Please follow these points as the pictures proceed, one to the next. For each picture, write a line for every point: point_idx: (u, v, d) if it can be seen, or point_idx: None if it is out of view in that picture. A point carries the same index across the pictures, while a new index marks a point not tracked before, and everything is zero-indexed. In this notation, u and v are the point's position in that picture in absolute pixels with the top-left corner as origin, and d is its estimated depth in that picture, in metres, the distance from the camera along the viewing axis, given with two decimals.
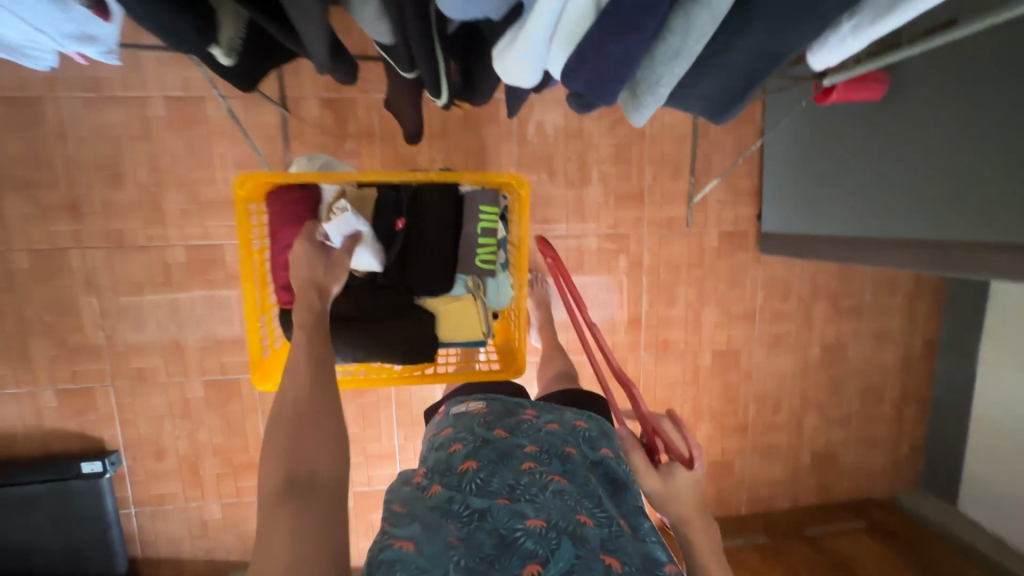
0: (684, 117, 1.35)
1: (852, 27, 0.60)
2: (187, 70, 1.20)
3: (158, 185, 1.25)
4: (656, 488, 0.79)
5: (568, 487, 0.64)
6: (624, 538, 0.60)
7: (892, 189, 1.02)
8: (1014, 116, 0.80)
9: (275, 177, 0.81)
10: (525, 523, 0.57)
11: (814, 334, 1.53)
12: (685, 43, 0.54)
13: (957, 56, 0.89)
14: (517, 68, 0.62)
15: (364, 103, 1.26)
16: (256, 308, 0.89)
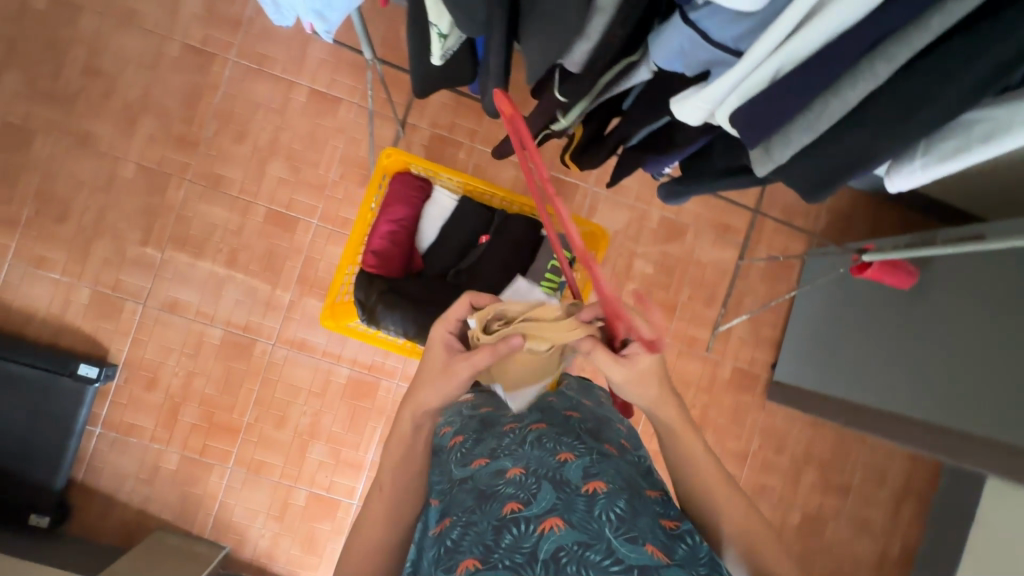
0: (730, 255, 1.50)
1: (936, 154, 0.59)
2: (338, 75, 1.41)
3: (271, 152, 1.41)
4: (625, 377, 0.70)
5: (546, 432, 0.71)
6: (607, 463, 0.66)
7: (888, 357, 1.16)
8: (1008, 332, 0.96)
9: (413, 160, 1.00)
10: (505, 476, 0.64)
11: (797, 498, 1.53)
12: (835, 115, 0.53)
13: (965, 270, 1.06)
14: (689, 108, 0.63)
15: (467, 149, 1.44)
16: (348, 257, 1.00)
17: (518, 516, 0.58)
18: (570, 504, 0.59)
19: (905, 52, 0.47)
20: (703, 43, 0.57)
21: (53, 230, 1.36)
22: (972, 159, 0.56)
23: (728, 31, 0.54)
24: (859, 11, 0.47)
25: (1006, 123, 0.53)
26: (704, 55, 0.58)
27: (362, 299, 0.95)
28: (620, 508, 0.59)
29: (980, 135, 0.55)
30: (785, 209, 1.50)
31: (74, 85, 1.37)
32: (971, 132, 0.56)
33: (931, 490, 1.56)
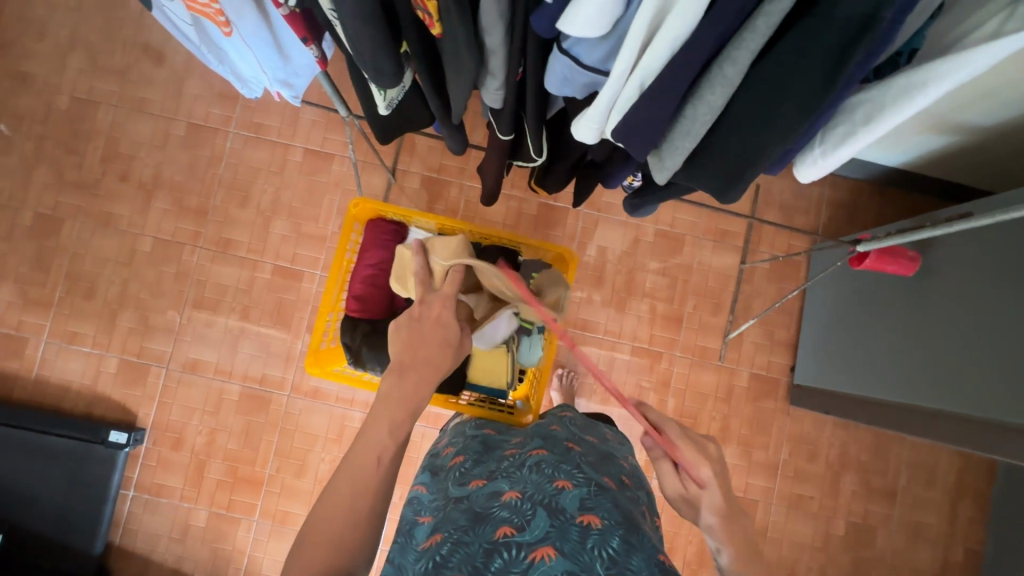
0: (732, 260, 1.48)
1: (831, 140, 0.63)
2: (330, 134, 1.50)
3: (274, 212, 1.49)
4: (676, 490, 0.74)
5: (547, 459, 0.70)
6: (604, 495, 0.64)
7: (915, 345, 1.09)
8: None
9: (382, 206, 1.04)
10: (500, 499, 0.63)
11: (839, 506, 1.45)
12: (705, 120, 0.57)
13: (980, 244, 1.01)
14: (582, 129, 0.67)
15: (457, 186, 1.49)
16: (329, 305, 1.03)
17: (509, 541, 0.57)
18: (563, 533, 0.57)
19: (745, 54, 0.50)
20: (579, 68, 0.58)
21: (82, 306, 1.46)
22: (860, 141, 0.60)
23: (595, 55, 0.57)
24: (689, 23, 0.48)
25: (878, 105, 0.57)
26: (583, 79, 0.60)
27: (348, 343, 0.98)
28: (613, 546, 0.56)
29: (861, 118, 0.59)
30: (782, 208, 1.47)
31: (96, 172, 1.49)
32: (853, 115, 0.60)
33: (988, 487, 1.44)
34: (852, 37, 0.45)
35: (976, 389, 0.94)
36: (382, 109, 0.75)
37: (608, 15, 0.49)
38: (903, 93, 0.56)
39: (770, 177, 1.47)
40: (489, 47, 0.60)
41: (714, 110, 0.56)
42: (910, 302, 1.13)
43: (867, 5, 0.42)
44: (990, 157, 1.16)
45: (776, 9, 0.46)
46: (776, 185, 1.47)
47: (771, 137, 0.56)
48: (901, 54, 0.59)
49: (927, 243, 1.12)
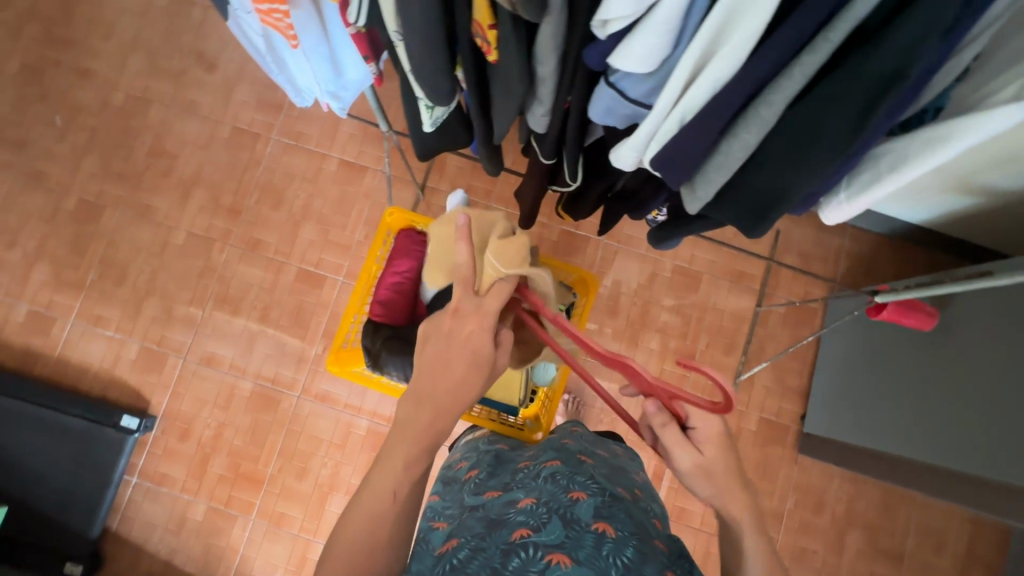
0: (748, 302, 1.49)
1: (858, 185, 0.66)
2: (365, 148, 1.56)
3: (304, 217, 1.54)
4: (690, 466, 0.66)
5: (561, 470, 0.70)
6: (618, 506, 0.64)
7: (932, 399, 1.08)
8: None
9: (414, 217, 1.08)
10: (516, 506, 0.64)
11: (843, 564, 1.41)
12: (738, 155, 0.60)
13: (1001, 303, 1.01)
14: (622, 155, 0.70)
15: (483, 207, 1.53)
16: (355, 305, 1.07)
17: (527, 541, 0.57)
18: (579, 540, 0.57)
19: (781, 98, 0.53)
20: (623, 100, 0.62)
21: (111, 292, 1.51)
22: (884, 188, 0.63)
23: (639, 90, 0.60)
24: (733, 65, 0.52)
25: (903, 155, 0.60)
26: (627, 110, 0.64)
27: (369, 346, 1.00)
28: (628, 554, 0.57)
29: (886, 166, 0.62)
30: (801, 254, 1.49)
31: (140, 165, 1.57)
32: (880, 163, 0.63)
33: (1002, 560, 1.39)
34: (883, 89, 0.48)
35: (990, 445, 0.93)
36: (427, 127, 0.81)
37: (656, 54, 0.53)
38: (928, 147, 0.58)
39: (791, 223, 1.49)
40: (539, 75, 0.64)
41: (748, 147, 0.59)
42: (929, 355, 1.12)
43: (895, 63, 0.46)
44: (1014, 222, 1.17)
45: (812, 61, 0.49)
46: (797, 232, 1.49)
47: (800, 175, 0.59)
48: (927, 111, 0.62)
49: (946, 299, 1.12)
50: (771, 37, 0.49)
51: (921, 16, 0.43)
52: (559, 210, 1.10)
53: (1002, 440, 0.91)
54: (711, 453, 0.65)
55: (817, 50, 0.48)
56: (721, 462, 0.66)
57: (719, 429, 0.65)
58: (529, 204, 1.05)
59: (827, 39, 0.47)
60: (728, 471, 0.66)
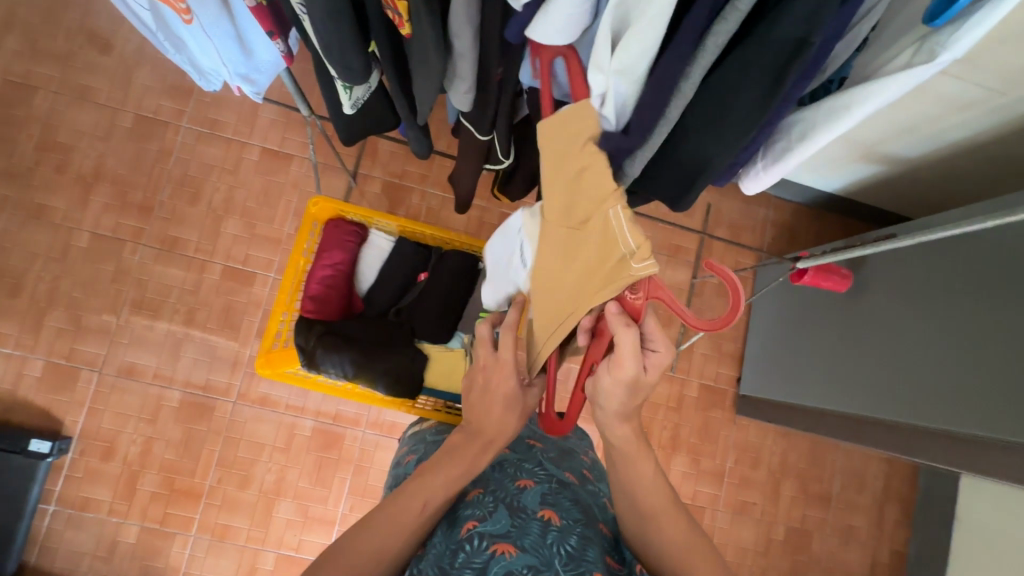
0: (684, 275, 1.54)
1: (772, 155, 0.69)
2: (289, 134, 1.47)
3: (227, 211, 1.44)
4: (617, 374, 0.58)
5: (509, 457, 0.70)
6: (564, 493, 0.65)
7: (857, 356, 1.14)
8: (958, 318, 0.95)
9: (341, 205, 1.01)
10: (463, 495, 0.63)
11: (779, 512, 1.52)
12: (661, 133, 0.60)
13: (911, 261, 1.08)
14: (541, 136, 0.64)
15: (420, 192, 1.48)
16: (283, 303, 1.00)
17: (472, 532, 0.58)
18: (524, 529, 0.58)
19: (699, 69, 0.54)
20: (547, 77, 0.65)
21: (5, 305, 1.35)
22: (795, 156, 0.66)
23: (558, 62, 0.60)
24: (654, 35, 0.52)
25: (811, 124, 0.63)
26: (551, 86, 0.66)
27: (301, 345, 0.95)
28: (571, 543, 0.57)
29: (795, 136, 0.65)
30: (731, 226, 1.56)
31: (28, 161, 1.40)
32: (790, 133, 0.66)
33: (912, 491, 1.56)
34: (787, 58, 0.50)
35: (912, 396, 0.99)
36: (345, 108, 0.77)
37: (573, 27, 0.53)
38: (832, 115, 0.61)
39: (721, 197, 1.56)
40: (456, 50, 0.62)
41: (670, 122, 0.59)
42: (852, 315, 1.19)
43: (799, 30, 0.48)
44: (915, 186, 1.27)
45: (723, 30, 0.50)
46: (726, 205, 1.55)
47: (718, 147, 0.60)
48: (831, 81, 0.66)
49: (859, 262, 1.21)
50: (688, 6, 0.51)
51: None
52: (495, 190, 1.09)
53: (919, 391, 0.98)
54: (652, 376, 0.58)
55: (728, 18, 0.50)
56: (642, 391, 0.59)
57: (667, 366, 0.58)
58: (463, 186, 1.02)
59: (735, 8, 0.49)
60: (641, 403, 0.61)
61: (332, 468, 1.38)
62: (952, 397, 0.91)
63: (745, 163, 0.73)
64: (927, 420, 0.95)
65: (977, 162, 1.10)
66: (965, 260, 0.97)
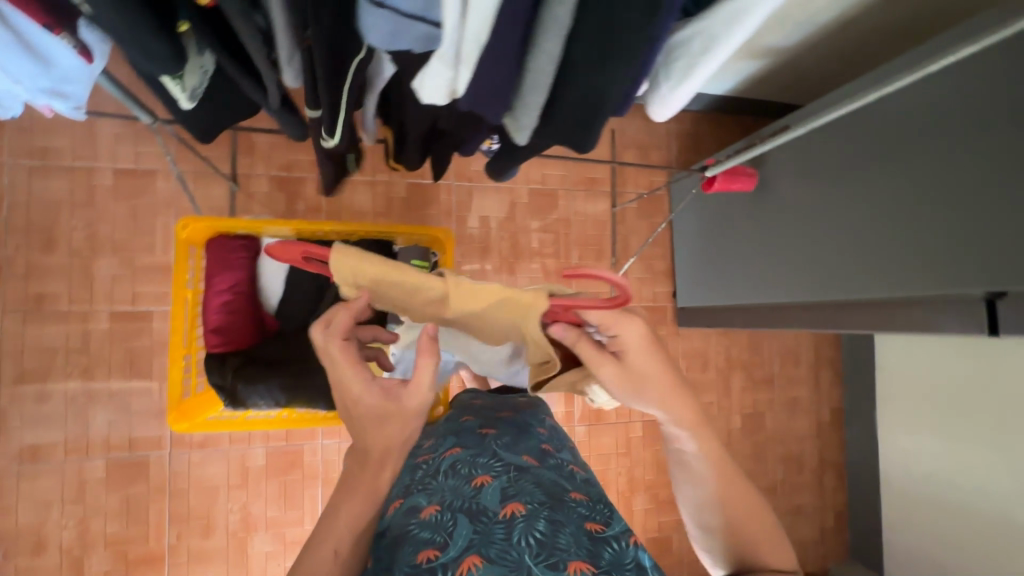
0: (604, 206, 1.54)
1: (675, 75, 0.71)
2: (142, 146, 1.27)
3: (95, 250, 1.25)
4: (614, 375, 0.65)
5: (461, 457, 0.67)
6: (525, 478, 0.62)
7: (781, 254, 1.19)
8: (861, 195, 1.00)
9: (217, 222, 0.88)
10: (419, 515, 0.58)
11: (733, 404, 1.63)
12: (549, 67, 0.57)
13: (805, 154, 1.13)
14: (428, 89, 0.57)
15: (314, 181, 1.35)
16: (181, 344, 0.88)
17: (435, 564, 0.52)
18: (488, 533, 0.54)
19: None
20: (399, 19, 0.51)
21: None
22: (700, 73, 0.68)
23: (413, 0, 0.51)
24: None
25: (708, 37, 0.64)
26: (415, 32, 0.53)
27: (219, 384, 0.86)
28: (539, 530, 0.54)
29: (697, 50, 0.66)
30: (638, 147, 1.56)
31: None
32: (690, 50, 0.67)
33: (837, 352, 1.73)
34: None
35: (839, 277, 1.05)
36: (184, 101, 0.66)
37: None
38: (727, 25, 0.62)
39: (623, 121, 1.54)
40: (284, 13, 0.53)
41: (554, 57, 0.57)
42: (765, 217, 1.24)
43: None
44: (800, 73, 1.32)
45: None
46: (628, 128, 1.55)
47: (606, 76, 0.57)
48: None
49: (761, 159, 1.25)
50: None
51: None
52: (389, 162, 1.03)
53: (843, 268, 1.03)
54: (637, 359, 0.65)
55: None
56: (649, 363, 0.66)
57: (639, 331, 0.64)
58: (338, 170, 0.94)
59: None
60: (666, 366, 0.67)
61: (300, 489, 1.32)
62: (879, 258, 0.97)
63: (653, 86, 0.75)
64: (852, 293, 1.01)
65: (848, 37, 1.15)
66: (856, 134, 1.01)
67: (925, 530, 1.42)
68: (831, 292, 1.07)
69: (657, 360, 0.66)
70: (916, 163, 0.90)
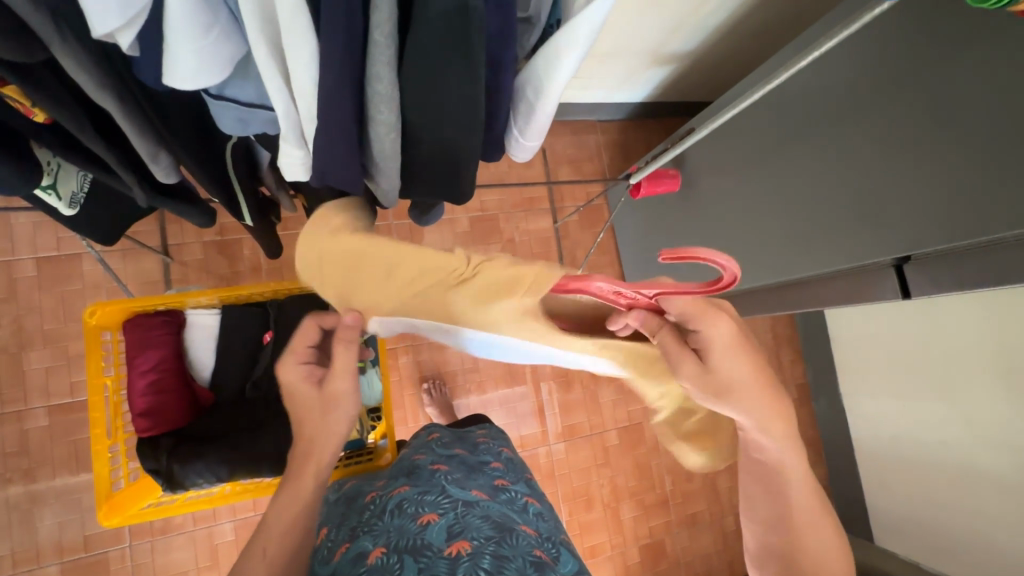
0: (546, 223, 1.57)
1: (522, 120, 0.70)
2: (63, 232, 1.23)
3: (23, 345, 1.19)
4: (697, 378, 0.55)
5: (409, 495, 0.65)
6: (472, 513, 0.61)
7: (716, 247, 1.23)
8: (772, 182, 1.04)
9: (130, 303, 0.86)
10: (365, 560, 0.57)
11: None
12: (390, 135, 0.58)
13: (721, 149, 1.18)
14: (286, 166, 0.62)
15: (250, 241, 1.33)
16: (104, 434, 0.86)
17: None
18: (433, 570, 0.54)
19: (384, 69, 0.52)
20: (244, 108, 0.57)
21: None
22: (542, 114, 0.67)
23: (252, 91, 0.57)
24: (307, 48, 0.49)
25: (536, 79, 0.64)
26: (262, 116, 0.59)
27: (155, 469, 0.84)
28: (484, 567, 0.53)
29: (532, 95, 0.65)
30: (570, 162, 1.59)
31: None
32: (526, 94, 0.66)
33: (793, 330, 1.78)
34: (459, 23, 0.51)
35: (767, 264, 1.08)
36: (67, 209, 0.77)
37: (222, 55, 0.49)
38: (548, 67, 0.62)
39: (552, 138, 1.58)
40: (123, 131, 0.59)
41: (394, 126, 0.58)
42: (696, 214, 1.28)
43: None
44: (706, 72, 1.38)
45: (382, 19, 0.49)
46: (558, 144, 1.58)
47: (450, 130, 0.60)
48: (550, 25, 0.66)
49: (682, 159, 1.30)
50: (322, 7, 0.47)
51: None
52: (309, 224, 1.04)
53: (769, 254, 1.07)
54: (724, 364, 0.55)
55: (380, 8, 0.48)
56: (746, 369, 0.55)
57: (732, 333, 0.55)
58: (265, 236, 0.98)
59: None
60: (760, 374, 0.56)
61: None
62: (795, 234, 0.99)
63: (506, 132, 0.73)
64: (780, 277, 1.05)
65: (745, 32, 1.21)
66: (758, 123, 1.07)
67: (901, 491, 1.46)
68: (764, 278, 1.10)
69: (749, 364, 0.56)
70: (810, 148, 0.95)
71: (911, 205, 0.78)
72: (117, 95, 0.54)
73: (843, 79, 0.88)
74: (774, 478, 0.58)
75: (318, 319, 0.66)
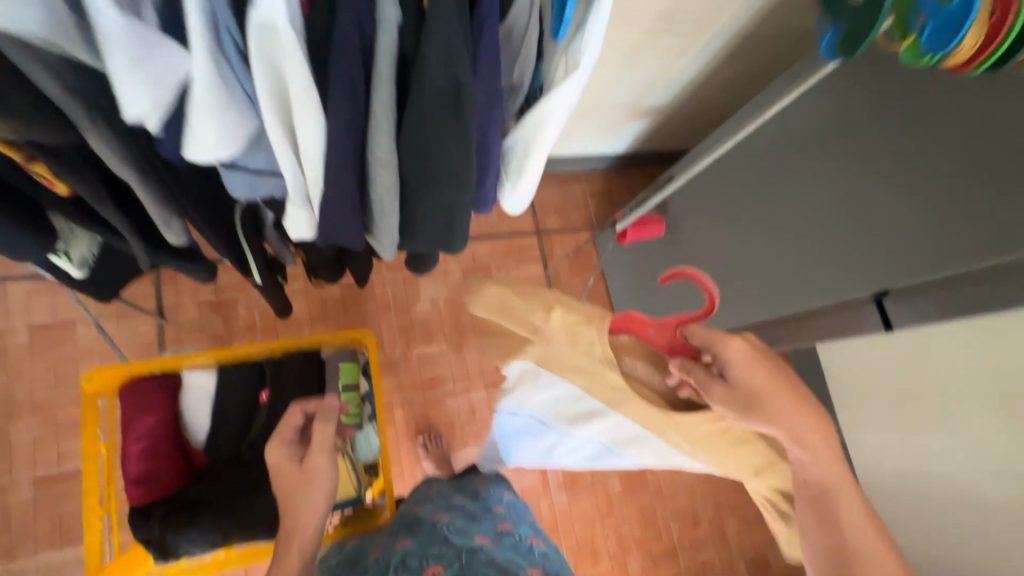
0: (537, 271, 1.60)
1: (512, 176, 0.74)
2: (58, 298, 1.24)
3: (11, 415, 1.17)
4: (724, 393, 0.59)
5: (412, 549, 0.64)
6: (477, 561, 0.60)
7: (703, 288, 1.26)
8: (752, 224, 1.09)
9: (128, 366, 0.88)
10: None
11: None
12: (390, 198, 0.61)
13: (700, 194, 1.23)
14: (291, 227, 0.65)
15: (245, 300, 1.35)
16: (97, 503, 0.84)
17: None
18: None
19: (384, 139, 0.57)
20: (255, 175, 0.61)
21: None
22: (531, 170, 0.72)
23: (262, 158, 0.60)
24: (317, 124, 0.53)
25: (525, 139, 0.69)
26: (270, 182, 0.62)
27: (147, 539, 0.81)
28: None
29: (521, 153, 0.70)
30: (558, 211, 1.65)
31: None
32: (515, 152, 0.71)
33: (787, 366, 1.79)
34: (452, 101, 0.56)
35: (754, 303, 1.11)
36: (76, 272, 0.81)
37: (240, 128, 0.53)
38: (535, 129, 0.67)
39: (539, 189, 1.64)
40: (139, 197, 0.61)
41: (393, 189, 0.61)
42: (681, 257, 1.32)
43: (449, 78, 0.54)
44: (682, 124, 1.47)
45: (381, 95, 0.54)
46: (545, 195, 1.64)
47: (446, 194, 0.63)
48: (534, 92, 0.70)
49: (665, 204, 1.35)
50: (330, 88, 0.52)
51: (438, 34, 0.52)
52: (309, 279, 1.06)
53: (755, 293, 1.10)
54: (747, 377, 0.59)
55: (380, 87, 0.53)
56: (773, 379, 0.59)
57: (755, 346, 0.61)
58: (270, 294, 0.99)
59: (381, 77, 0.53)
60: (778, 377, 0.59)
61: None
62: (777, 273, 1.03)
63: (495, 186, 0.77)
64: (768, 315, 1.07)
65: (716, 87, 1.30)
66: (733, 169, 1.13)
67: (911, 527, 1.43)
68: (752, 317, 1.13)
69: (769, 377, 0.59)
70: (785, 191, 1.00)
71: (885, 241, 0.81)
72: (137, 167, 0.57)
73: (810, 127, 0.95)
74: (820, 496, 0.58)
75: (301, 406, 0.83)
